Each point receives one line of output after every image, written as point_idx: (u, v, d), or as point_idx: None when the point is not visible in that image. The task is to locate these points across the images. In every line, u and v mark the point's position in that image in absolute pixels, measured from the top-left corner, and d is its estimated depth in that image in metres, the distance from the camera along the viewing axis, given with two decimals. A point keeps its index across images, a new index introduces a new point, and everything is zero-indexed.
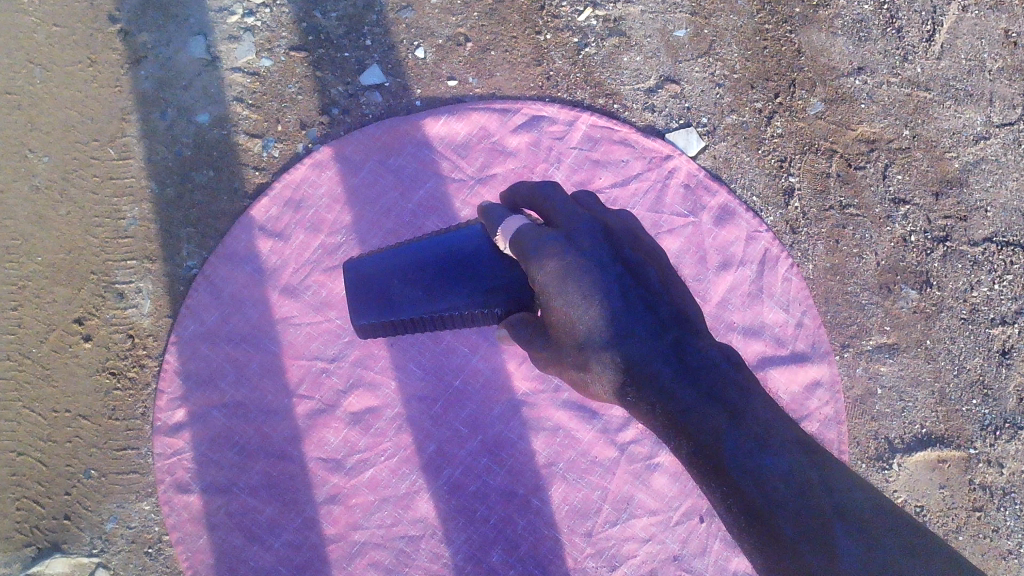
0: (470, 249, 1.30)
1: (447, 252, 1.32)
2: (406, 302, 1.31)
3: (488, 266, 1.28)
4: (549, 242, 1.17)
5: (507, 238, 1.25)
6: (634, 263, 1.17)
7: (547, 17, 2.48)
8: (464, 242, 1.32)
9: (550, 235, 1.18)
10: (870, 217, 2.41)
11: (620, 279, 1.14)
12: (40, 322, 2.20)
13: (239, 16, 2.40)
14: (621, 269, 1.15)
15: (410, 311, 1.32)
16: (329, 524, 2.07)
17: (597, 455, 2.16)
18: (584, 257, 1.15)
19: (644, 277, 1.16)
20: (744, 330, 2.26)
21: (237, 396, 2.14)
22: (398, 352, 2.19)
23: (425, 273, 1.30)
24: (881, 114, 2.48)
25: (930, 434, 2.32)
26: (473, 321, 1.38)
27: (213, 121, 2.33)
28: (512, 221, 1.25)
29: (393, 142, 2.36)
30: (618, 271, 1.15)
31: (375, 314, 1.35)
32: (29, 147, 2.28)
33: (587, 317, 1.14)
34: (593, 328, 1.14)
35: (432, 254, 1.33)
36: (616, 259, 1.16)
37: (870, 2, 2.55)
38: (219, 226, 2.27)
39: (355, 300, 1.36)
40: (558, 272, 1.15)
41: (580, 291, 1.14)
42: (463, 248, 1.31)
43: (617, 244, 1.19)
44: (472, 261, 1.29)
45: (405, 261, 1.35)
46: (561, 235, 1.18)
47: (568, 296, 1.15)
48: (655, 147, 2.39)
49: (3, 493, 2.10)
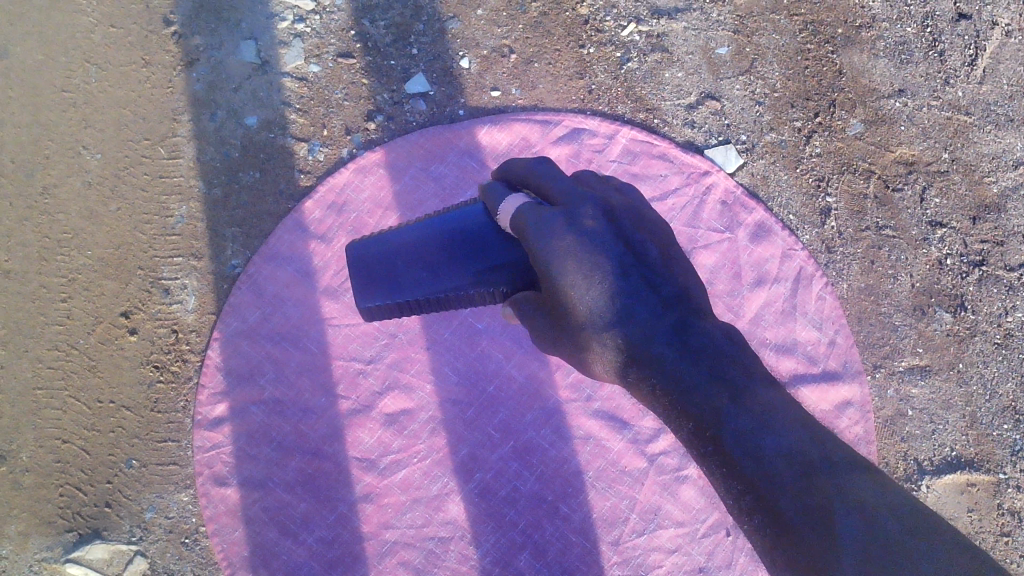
0: (478, 228, 1.30)
1: (454, 230, 1.31)
2: (414, 283, 1.30)
3: (497, 244, 1.28)
4: (549, 219, 1.17)
5: (507, 219, 1.25)
6: (635, 242, 1.19)
7: (591, 31, 2.52)
8: (470, 220, 1.32)
9: (550, 212, 1.18)
10: (906, 239, 2.42)
11: (620, 257, 1.16)
12: (88, 314, 2.26)
13: (290, 22, 2.46)
14: (622, 247, 1.17)
15: (418, 292, 1.31)
16: (361, 522, 2.11)
17: (626, 465, 2.18)
18: (585, 236, 1.16)
19: (644, 255, 1.18)
20: (777, 346, 2.27)
21: (276, 394, 2.19)
22: (434, 356, 2.23)
23: (432, 253, 1.30)
24: (921, 136, 2.49)
25: (960, 457, 2.32)
26: (481, 299, 1.38)
27: (261, 124, 2.39)
28: (511, 200, 1.26)
29: (435, 150, 2.41)
30: (618, 250, 1.17)
31: (383, 296, 1.33)
32: (82, 144, 2.35)
33: (588, 297, 1.16)
34: (592, 308, 1.16)
35: (438, 232, 1.32)
36: (617, 239, 1.18)
37: (913, 25, 2.57)
38: (263, 226, 2.33)
39: (361, 283, 1.33)
40: (558, 252, 1.16)
41: (580, 269, 1.15)
42: (469, 226, 1.31)
43: (618, 222, 1.20)
44: (480, 238, 1.29)
45: (410, 240, 1.34)
46: (560, 211, 1.18)
47: (568, 276, 1.16)
48: (693, 162, 2.41)
49: (47, 479, 2.16)
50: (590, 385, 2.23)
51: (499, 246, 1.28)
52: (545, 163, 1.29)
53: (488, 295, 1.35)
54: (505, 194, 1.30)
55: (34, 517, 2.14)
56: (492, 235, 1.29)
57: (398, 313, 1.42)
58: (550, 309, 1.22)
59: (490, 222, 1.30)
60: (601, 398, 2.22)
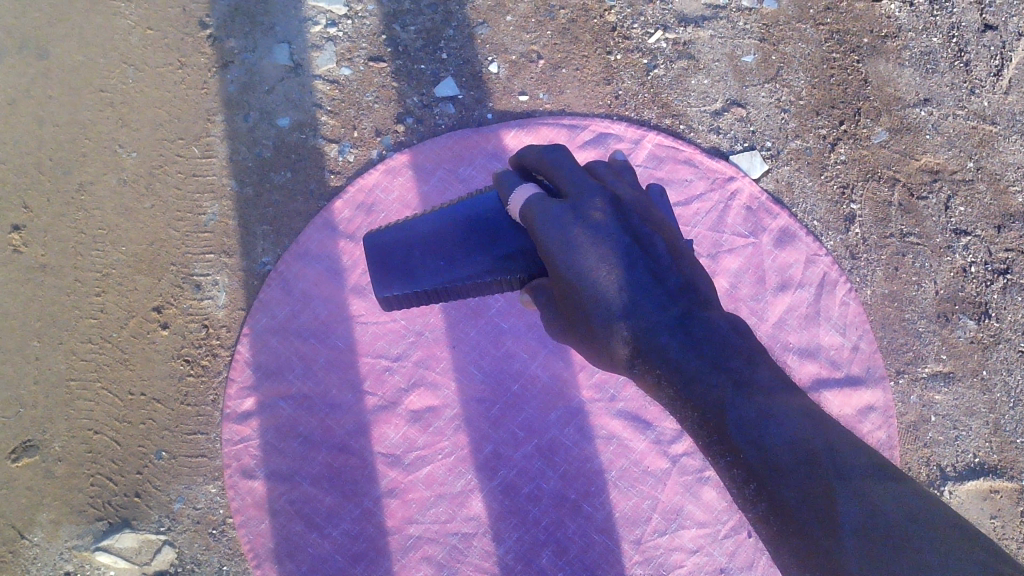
0: (494, 218, 1.34)
1: (469, 219, 1.34)
2: (432, 272, 1.32)
3: (511, 233, 1.32)
4: (556, 212, 1.22)
5: (516, 209, 1.29)
6: (643, 234, 1.21)
7: (618, 38, 2.56)
8: (485, 209, 1.35)
9: (557, 206, 1.23)
10: (930, 246, 2.43)
11: (627, 248, 1.19)
12: (121, 308, 2.31)
13: (323, 26, 2.51)
14: (629, 239, 1.20)
15: (435, 282, 1.33)
16: (386, 516, 2.14)
17: (649, 465, 2.20)
18: (592, 229, 1.20)
19: (651, 247, 1.20)
20: (800, 351, 2.27)
21: (304, 389, 2.22)
22: (460, 354, 2.26)
23: (450, 242, 1.32)
24: (946, 145, 2.50)
25: (983, 464, 2.31)
26: (495, 287, 1.41)
27: (294, 125, 2.44)
28: (522, 189, 1.29)
29: (464, 153, 2.44)
30: (624, 242, 1.20)
31: (400, 286, 1.34)
32: (119, 143, 2.41)
33: (596, 288, 1.19)
34: (601, 298, 1.19)
35: (454, 222, 1.34)
36: (624, 231, 1.21)
37: (939, 35, 2.59)
38: (293, 225, 2.37)
39: (379, 273, 1.35)
40: (564, 245, 1.20)
41: (588, 261, 1.19)
42: (485, 215, 1.34)
43: (626, 215, 1.23)
44: (496, 228, 1.33)
45: (425, 229, 1.36)
46: (567, 205, 1.23)
47: (575, 269, 1.20)
48: (718, 168, 2.43)
49: (78, 469, 2.20)
50: (614, 385, 2.25)
51: (512, 232, 1.32)
52: (558, 151, 1.32)
53: (502, 283, 1.38)
54: (518, 181, 1.33)
55: (65, 505, 2.18)
56: (506, 225, 1.33)
57: (411, 304, 1.43)
58: (559, 301, 1.26)
59: (502, 213, 1.34)
60: (624, 399, 2.24)
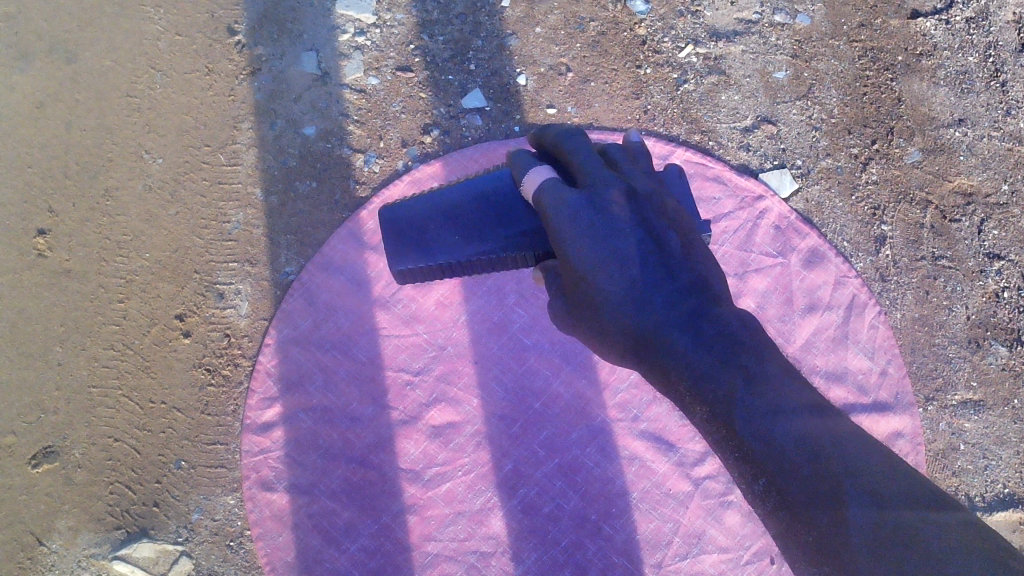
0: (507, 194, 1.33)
1: (483, 194, 1.34)
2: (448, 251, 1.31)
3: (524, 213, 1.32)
4: (571, 203, 1.21)
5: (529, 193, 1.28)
6: (659, 230, 1.22)
7: (649, 52, 2.53)
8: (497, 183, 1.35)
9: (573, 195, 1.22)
10: (962, 270, 2.39)
11: (642, 246, 1.20)
12: (143, 315, 2.31)
13: (351, 34, 2.50)
14: (645, 235, 1.21)
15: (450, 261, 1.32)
16: (405, 532, 2.12)
17: (671, 488, 2.16)
18: (609, 222, 1.21)
19: (666, 244, 1.22)
20: (827, 375, 2.24)
21: (325, 401, 2.21)
22: (482, 370, 2.24)
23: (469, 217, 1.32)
24: (980, 167, 2.46)
25: (1013, 494, 2.26)
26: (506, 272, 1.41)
27: (320, 134, 2.43)
28: (536, 171, 1.29)
29: (490, 166, 2.42)
30: (639, 236, 1.21)
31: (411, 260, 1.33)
32: (145, 149, 2.41)
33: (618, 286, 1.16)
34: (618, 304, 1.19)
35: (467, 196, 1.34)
36: (640, 225, 1.22)
37: (975, 55, 2.54)
38: (318, 235, 2.36)
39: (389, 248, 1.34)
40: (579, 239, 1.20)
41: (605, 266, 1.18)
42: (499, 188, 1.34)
43: (642, 208, 1.24)
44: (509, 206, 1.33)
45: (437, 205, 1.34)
46: (585, 197, 1.22)
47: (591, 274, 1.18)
48: (747, 186, 2.40)
49: (98, 476, 2.20)
50: (637, 406, 2.22)
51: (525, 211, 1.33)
52: (577, 136, 1.32)
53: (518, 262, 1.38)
54: (534, 161, 1.33)
55: (84, 512, 2.17)
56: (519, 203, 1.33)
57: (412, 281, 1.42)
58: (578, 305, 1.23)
59: (516, 192, 1.33)
60: (647, 419, 2.21)
